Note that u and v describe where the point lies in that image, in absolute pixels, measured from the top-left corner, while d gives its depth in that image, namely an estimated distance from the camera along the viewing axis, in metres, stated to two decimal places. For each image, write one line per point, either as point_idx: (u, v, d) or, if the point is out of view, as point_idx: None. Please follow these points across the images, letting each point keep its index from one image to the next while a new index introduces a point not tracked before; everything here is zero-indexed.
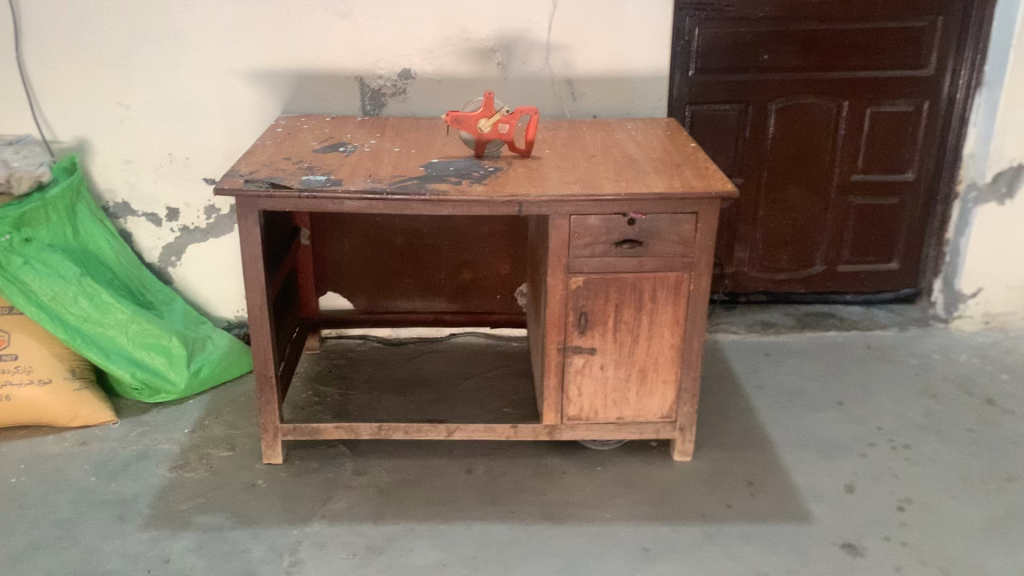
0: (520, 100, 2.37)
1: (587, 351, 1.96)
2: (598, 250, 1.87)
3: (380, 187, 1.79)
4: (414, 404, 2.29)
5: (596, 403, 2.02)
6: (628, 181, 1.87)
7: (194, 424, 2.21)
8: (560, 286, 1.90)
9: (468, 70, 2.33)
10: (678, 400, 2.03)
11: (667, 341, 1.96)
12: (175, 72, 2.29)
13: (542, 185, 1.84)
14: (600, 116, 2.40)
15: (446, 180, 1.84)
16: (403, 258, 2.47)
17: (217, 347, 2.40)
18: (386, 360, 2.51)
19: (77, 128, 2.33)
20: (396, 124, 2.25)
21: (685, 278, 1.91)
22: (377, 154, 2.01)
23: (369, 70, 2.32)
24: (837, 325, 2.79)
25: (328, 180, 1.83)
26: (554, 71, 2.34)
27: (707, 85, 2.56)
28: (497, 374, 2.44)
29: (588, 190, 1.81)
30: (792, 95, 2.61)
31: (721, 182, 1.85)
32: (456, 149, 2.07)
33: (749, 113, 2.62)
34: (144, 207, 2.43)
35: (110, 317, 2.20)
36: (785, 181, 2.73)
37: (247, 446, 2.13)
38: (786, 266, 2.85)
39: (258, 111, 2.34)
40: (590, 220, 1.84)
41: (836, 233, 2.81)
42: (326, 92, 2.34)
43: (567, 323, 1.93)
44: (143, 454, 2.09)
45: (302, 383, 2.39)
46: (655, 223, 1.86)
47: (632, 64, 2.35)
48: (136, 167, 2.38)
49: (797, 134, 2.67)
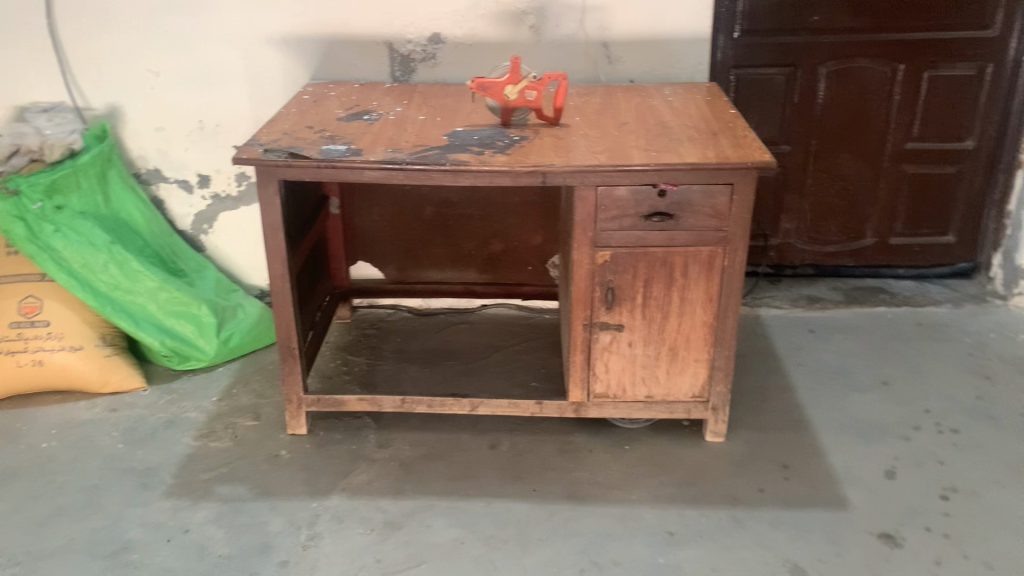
0: (554, 65, 2.29)
1: (614, 328, 1.89)
2: (626, 223, 1.80)
3: (399, 157, 1.74)
4: (442, 376, 2.26)
5: (623, 380, 1.95)
6: (659, 150, 1.78)
7: (223, 393, 2.22)
8: (586, 260, 1.83)
9: (500, 34, 2.25)
10: (711, 379, 1.95)
11: (699, 318, 1.88)
12: (204, 38, 2.26)
13: (568, 156, 1.77)
14: (637, 81, 2.30)
15: (468, 150, 1.79)
16: (433, 228, 2.42)
17: (247, 315, 2.40)
18: (416, 331, 2.47)
19: (109, 95, 2.32)
20: (425, 90, 2.19)
21: (719, 253, 1.82)
22: (402, 122, 1.96)
23: (397, 35, 2.26)
24: (887, 300, 2.66)
25: (348, 149, 1.79)
26: (589, 34, 2.25)
27: (752, 48, 2.44)
28: (527, 347, 2.39)
29: (616, 160, 1.74)
30: (845, 59, 2.47)
31: (759, 151, 1.75)
32: (483, 116, 2.00)
33: (797, 78, 2.50)
34: (176, 174, 2.42)
35: (140, 285, 2.20)
36: (835, 149, 2.60)
37: (273, 416, 2.12)
38: (836, 237, 2.73)
39: (286, 78, 2.31)
40: (617, 191, 1.77)
41: (888, 204, 2.68)
42: (354, 57, 2.29)
43: (594, 299, 1.87)
44: (171, 422, 2.10)
45: (331, 352, 2.37)
46: (687, 195, 1.77)
47: (672, 26, 2.25)
48: (167, 134, 2.37)
49: (848, 100, 2.53)
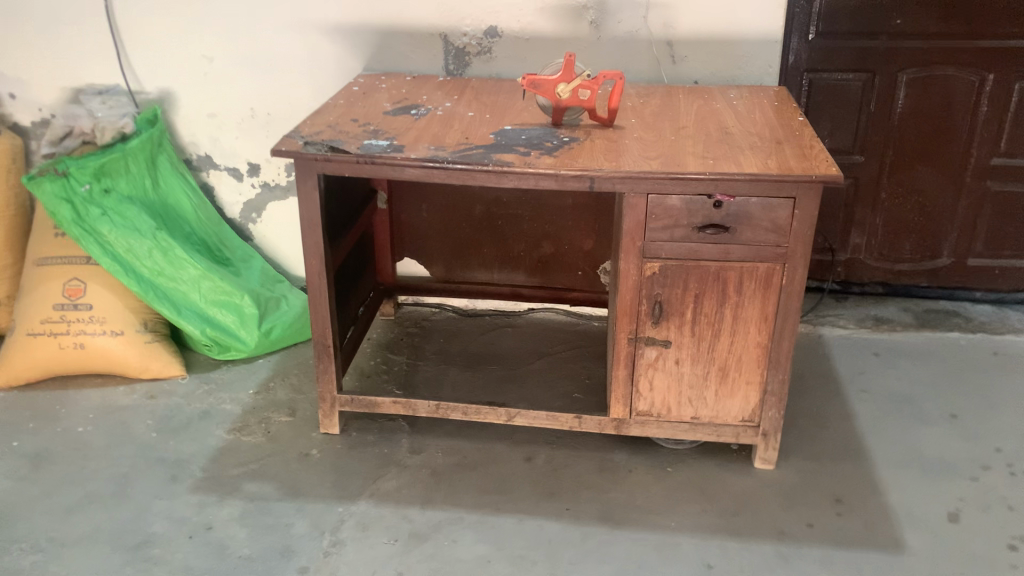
0: (614, 63, 2.19)
1: (661, 344, 1.79)
2: (678, 234, 1.69)
3: (441, 156, 1.68)
4: (482, 381, 2.19)
5: (669, 399, 1.85)
6: (718, 158, 1.67)
7: (260, 386, 2.18)
8: (633, 271, 1.74)
9: (559, 28, 2.16)
10: (763, 404, 1.83)
11: (752, 338, 1.77)
12: (259, 26, 2.23)
13: (619, 160, 1.67)
14: (702, 82, 2.19)
15: (514, 151, 1.71)
16: (483, 227, 2.35)
17: (291, 308, 2.36)
18: (460, 332, 2.41)
19: (164, 80, 2.32)
20: (478, 86, 2.12)
21: (777, 270, 1.70)
22: (449, 118, 1.89)
23: (453, 27, 2.18)
24: (961, 326, 2.46)
25: (390, 145, 1.72)
26: (652, 31, 2.14)
27: (828, 51, 2.32)
28: (573, 356, 2.30)
29: (669, 167, 1.64)
30: (928, 66, 2.33)
31: (825, 164, 1.63)
32: (534, 115, 1.92)
33: (875, 84, 2.36)
34: (226, 161, 2.40)
35: (183, 273, 2.19)
36: (913, 162, 2.45)
37: (307, 413, 2.07)
38: (909, 255, 2.56)
39: (339, 68, 2.26)
40: (670, 200, 1.67)
41: (968, 222, 2.50)
42: (407, 49, 2.23)
43: (640, 312, 1.77)
44: (206, 413, 2.07)
45: (372, 349, 2.32)
46: (746, 206, 1.66)
47: (740, 25, 2.12)
48: (220, 121, 2.35)
49: (930, 110, 2.38)
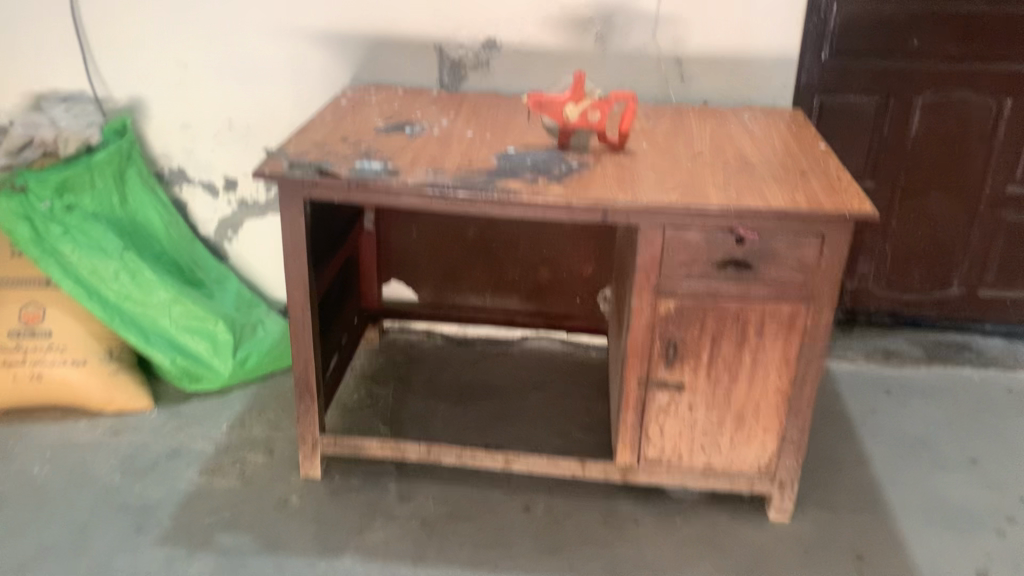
0: (620, 81, 2.06)
1: (673, 388, 1.66)
2: (697, 271, 1.56)
3: (442, 182, 1.53)
4: (475, 418, 2.04)
5: (680, 446, 1.72)
6: (740, 190, 1.54)
7: (234, 421, 2.02)
8: (646, 310, 1.60)
9: (562, 41, 2.02)
10: (780, 452, 1.70)
11: (772, 384, 1.64)
12: (238, 31, 2.07)
13: (634, 190, 1.54)
14: (712, 103, 2.07)
15: (520, 177, 1.57)
16: (476, 249, 2.21)
17: (268, 334, 2.19)
18: (449, 362, 2.26)
19: (134, 87, 2.15)
20: (475, 102, 1.98)
21: (801, 311, 1.58)
22: (447, 138, 1.75)
23: (449, 37, 2.04)
24: (973, 361, 2.35)
25: (384, 168, 1.57)
26: (661, 47, 2.01)
27: (842, 72, 2.21)
28: (571, 390, 2.17)
29: (689, 199, 1.50)
30: (944, 89, 2.22)
31: (857, 199, 1.50)
32: (538, 136, 1.78)
33: (889, 107, 2.25)
34: (201, 175, 2.24)
35: (153, 297, 2.02)
36: (925, 189, 2.35)
37: (286, 453, 1.91)
38: (918, 285, 2.46)
39: (324, 78, 2.10)
40: (689, 235, 1.53)
41: (980, 252, 2.40)
42: (399, 59, 2.08)
43: (652, 353, 1.63)
44: (175, 452, 1.91)
45: (356, 381, 2.17)
46: (770, 243, 1.53)
47: (755, 42, 2.00)
48: (194, 132, 2.19)
49: (944, 135, 2.28)
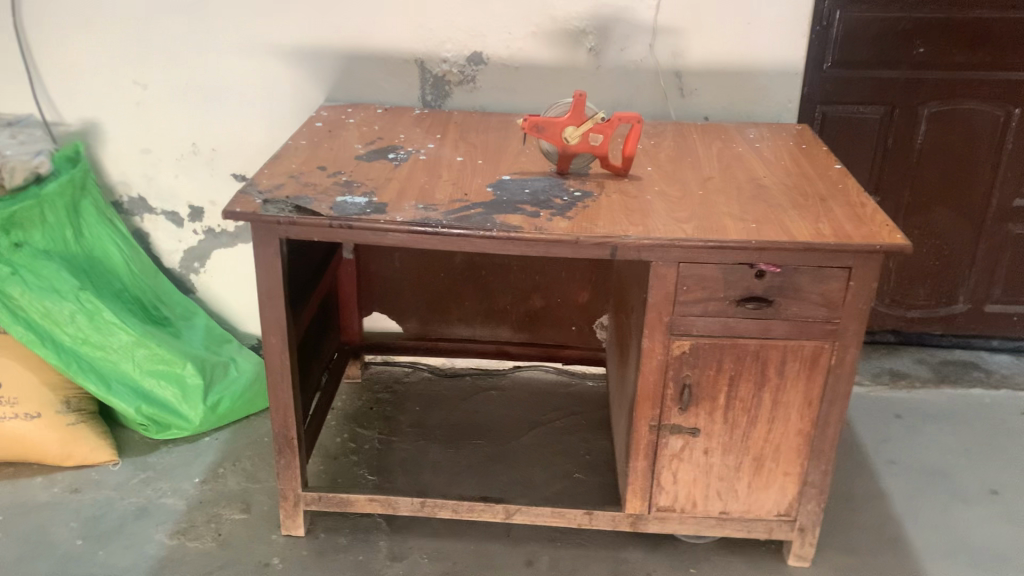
0: (615, 96, 1.93)
1: (688, 432, 1.53)
2: (713, 308, 1.43)
3: (434, 218, 1.39)
4: (467, 461, 1.90)
5: (695, 493, 1.59)
6: (759, 220, 1.42)
7: (207, 472, 1.86)
8: (658, 350, 1.47)
9: (554, 56, 1.89)
10: (801, 496, 1.58)
11: (794, 426, 1.52)
12: (201, 48, 1.91)
13: (645, 223, 1.41)
14: (712, 118, 1.95)
15: (520, 210, 1.43)
16: (463, 278, 2.08)
17: (240, 375, 2.04)
18: (437, 399, 2.11)
19: (88, 110, 1.98)
20: (462, 122, 1.84)
21: (826, 349, 1.46)
22: (435, 165, 1.61)
23: (431, 53, 1.90)
24: (983, 380, 2.26)
25: (369, 204, 1.43)
26: (658, 61, 1.88)
27: (845, 82, 2.10)
28: (568, 425, 2.03)
29: (706, 232, 1.38)
30: (950, 99, 2.13)
31: (887, 229, 1.38)
32: (534, 161, 1.65)
33: (893, 118, 2.15)
34: (164, 204, 2.07)
35: (114, 340, 1.86)
36: (929, 203, 2.25)
37: (265, 508, 1.76)
38: (923, 301, 2.36)
39: (297, 97, 1.95)
40: (705, 270, 1.41)
41: (987, 267, 2.31)
42: (378, 76, 1.93)
43: (664, 396, 1.50)
44: (143, 510, 1.74)
45: (337, 423, 2.02)
46: (793, 277, 1.40)
47: (760, 54, 1.87)
48: (155, 157, 2.02)
49: (949, 146, 2.18)
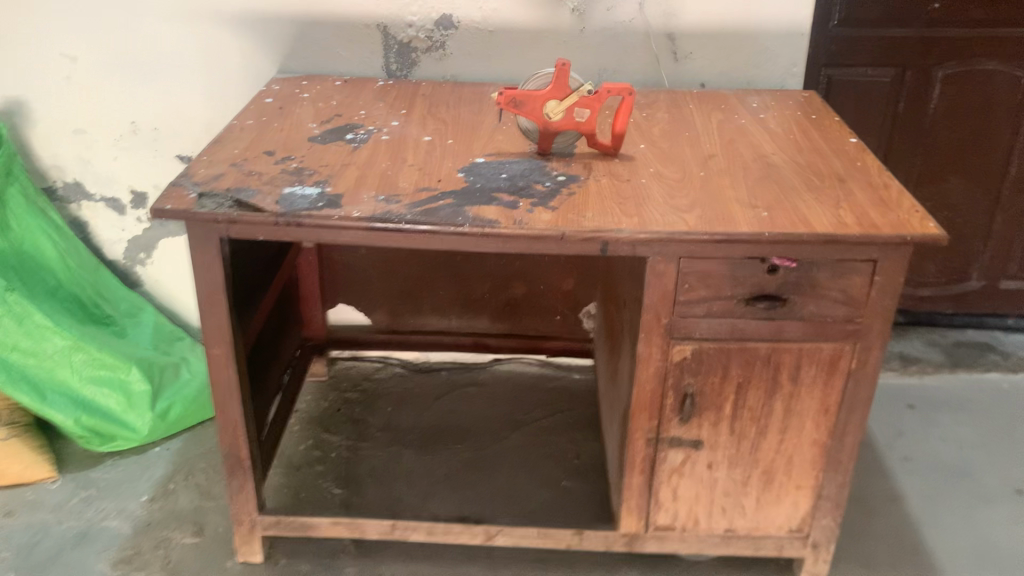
0: (602, 62, 1.73)
1: (689, 445, 1.36)
2: (718, 308, 1.26)
3: (395, 212, 1.20)
4: (444, 469, 1.72)
5: (697, 511, 1.42)
6: (771, 206, 1.24)
7: (156, 489, 1.68)
8: (656, 356, 1.29)
9: (532, 18, 1.69)
10: (815, 511, 1.42)
11: (808, 435, 1.35)
12: (134, 14, 1.69)
13: (640, 213, 1.22)
14: (710, 86, 1.75)
15: (495, 201, 1.25)
16: (437, 265, 1.89)
17: (193, 377, 1.86)
18: (411, 398, 1.94)
19: (11, 86, 1.76)
20: (431, 96, 1.64)
21: (846, 352, 1.28)
22: (399, 147, 1.41)
23: (394, 16, 1.68)
24: (999, 363, 2.10)
25: (320, 195, 1.23)
26: (650, 22, 1.68)
27: (853, 42, 1.92)
28: (554, 425, 1.86)
29: (711, 223, 1.19)
30: (968, 59, 1.94)
31: (917, 216, 1.20)
32: (512, 140, 1.45)
33: (905, 80, 1.96)
34: (103, 190, 1.87)
35: (47, 345, 1.67)
36: (943, 172, 2.08)
37: (220, 530, 1.58)
38: (934, 279, 2.20)
39: (246, 69, 1.74)
40: (709, 266, 1.23)
41: (1003, 240, 2.15)
42: (336, 44, 1.72)
43: (663, 407, 1.33)
44: (83, 535, 1.56)
45: (301, 427, 1.84)
46: (810, 272, 1.23)
47: (763, 12, 1.68)
48: (90, 138, 1.81)
49: (966, 111, 2.00)
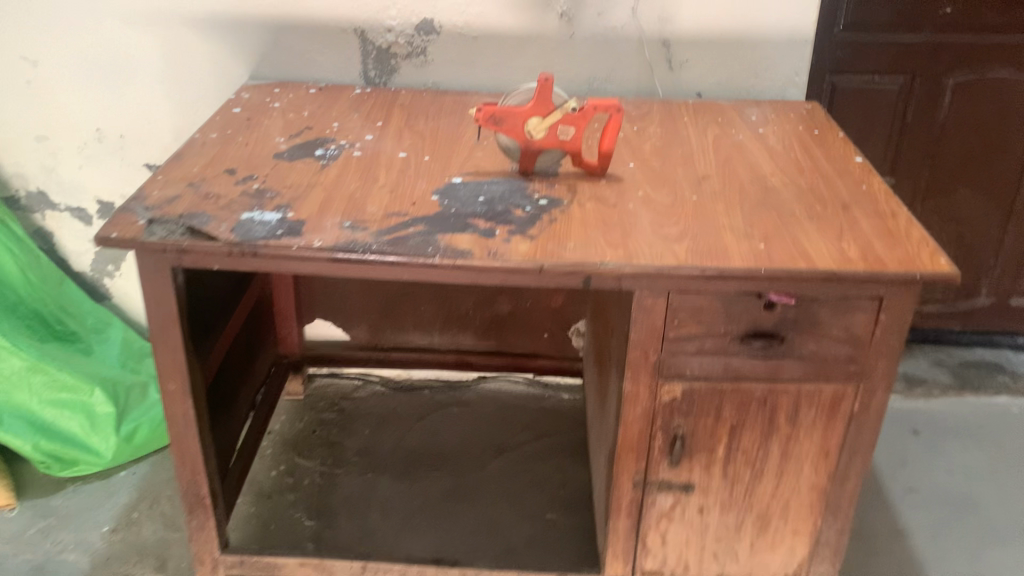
0: (593, 70, 1.63)
1: (679, 489, 1.27)
2: (710, 346, 1.16)
3: (360, 242, 1.10)
4: (422, 499, 1.64)
5: (687, 556, 1.34)
6: (768, 236, 1.14)
7: (119, 519, 1.59)
8: (643, 395, 1.20)
9: (518, 23, 1.59)
10: (813, 557, 1.33)
11: (807, 480, 1.26)
12: (95, 16, 1.59)
13: (627, 244, 1.13)
14: (707, 96, 1.65)
15: (470, 228, 1.15)
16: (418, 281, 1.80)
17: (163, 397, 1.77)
18: (391, 419, 1.85)
19: None
20: (410, 106, 1.54)
21: (848, 393, 1.19)
22: (371, 165, 1.32)
23: (372, 19, 1.59)
24: (1009, 386, 2.01)
25: (280, 222, 1.14)
26: (643, 28, 1.58)
27: (859, 48, 1.81)
28: (541, 451, 1.78)
29: (703, 256, 1.10)
30: (982, 66, 1.83)
31: (927, 250, 1.11)
32: (492, 157, 1.36)
33: (914, 88, 1.86)
34: (68, 199, 1.78)
35: (4, 367, 1.59)
36: (953, 184, 1.98)
37: (184, 565, 1.50)
38: (941, 295, 2.10)
39: (216, 75, 1.64)
40: (701, 302, 1.13)
41: (1014, 255, 2.05)
42: (311, 48, 1.62)
43: (651, 448, 1.24)
44: (39, 570, 1.48)
45: (274, 452, 1.75)
46: (810, 309, 1.13)
47: (764, 18, 1.57)
48: (54, 146, 1.72)
49: (979, 120, 1.89)
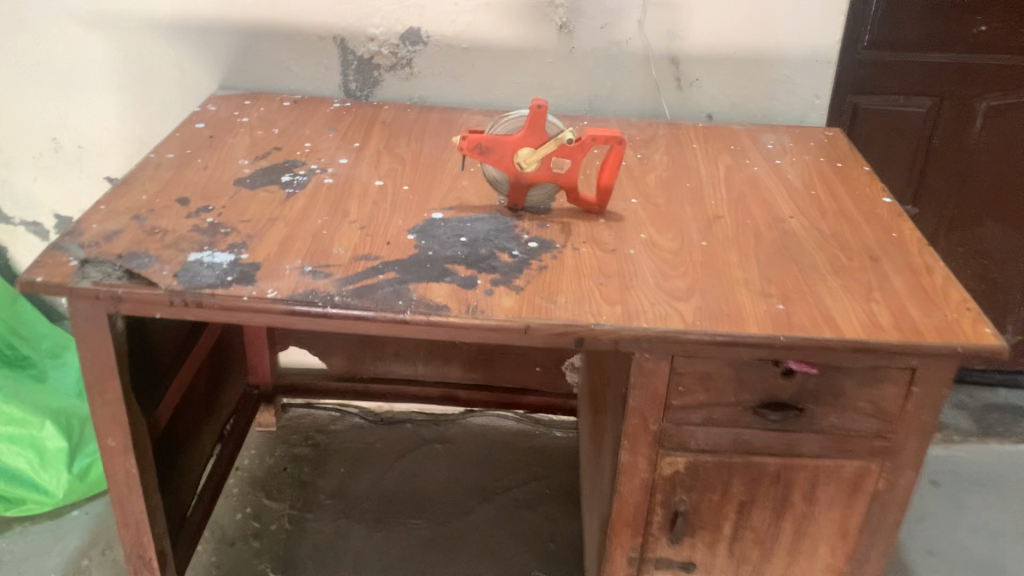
0: (595, 88, 1.49)
1: (679, 567, 1.15)
2: (719, 415, 1.03)
3: (321, 291, 0.96)
4: (399, 550, 1.50)
5: None
6: (787, 294, 1.00)
7: (67, 566, 1.46)
8: (642, 467, 1.06)
9: (513, 34, 1.44)
10: None
11: (822, 561, 1.13)
12: (48, 18, 1.45)
13: (626, 299, 0.99)
14: (719, 118, 1.51)
15: (450, 275, 1.01)
16: None
17: None
18: (369, 457, 1.72)
19: None
20: (393, 124, 1.40)
21: (872, 471, 1.06)
22: (343, 195, 1.18)
23: (353, 26, 1.44)
24: None
25: (232, 264, 1.00)
26: (651, 44, 1.44)
27: (886, 68, 1.66)
28: (529, 497, 1.65)
29: (713, 318, 0.96)
30: (1017, 90, 1.69)
31: (968, 317, 0.97)
32: (479, 188, 1.22)
33: (943, 112, 1.72)
34: (23, 213, 1.66)
35: None
36: (981, 216, 1.84)
37: None
38: None
39: (181, 83, 1.50)
40: (709, 367, 0.99)
41: None
42: (285, 57, 1.48)
43: (650, 522, 1.11)
44: None
45: (241, 492, 1.62)
46: (833, 378, 1.00)
47: (783, 35, 1.43)
48: (7, 156, 1.59)
49: (1010, 148, 1.76)
